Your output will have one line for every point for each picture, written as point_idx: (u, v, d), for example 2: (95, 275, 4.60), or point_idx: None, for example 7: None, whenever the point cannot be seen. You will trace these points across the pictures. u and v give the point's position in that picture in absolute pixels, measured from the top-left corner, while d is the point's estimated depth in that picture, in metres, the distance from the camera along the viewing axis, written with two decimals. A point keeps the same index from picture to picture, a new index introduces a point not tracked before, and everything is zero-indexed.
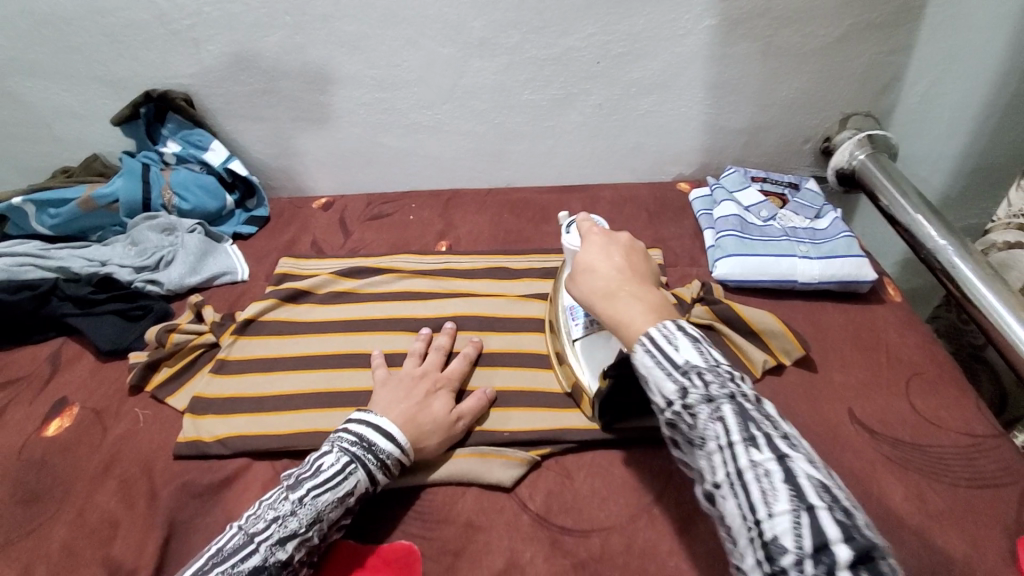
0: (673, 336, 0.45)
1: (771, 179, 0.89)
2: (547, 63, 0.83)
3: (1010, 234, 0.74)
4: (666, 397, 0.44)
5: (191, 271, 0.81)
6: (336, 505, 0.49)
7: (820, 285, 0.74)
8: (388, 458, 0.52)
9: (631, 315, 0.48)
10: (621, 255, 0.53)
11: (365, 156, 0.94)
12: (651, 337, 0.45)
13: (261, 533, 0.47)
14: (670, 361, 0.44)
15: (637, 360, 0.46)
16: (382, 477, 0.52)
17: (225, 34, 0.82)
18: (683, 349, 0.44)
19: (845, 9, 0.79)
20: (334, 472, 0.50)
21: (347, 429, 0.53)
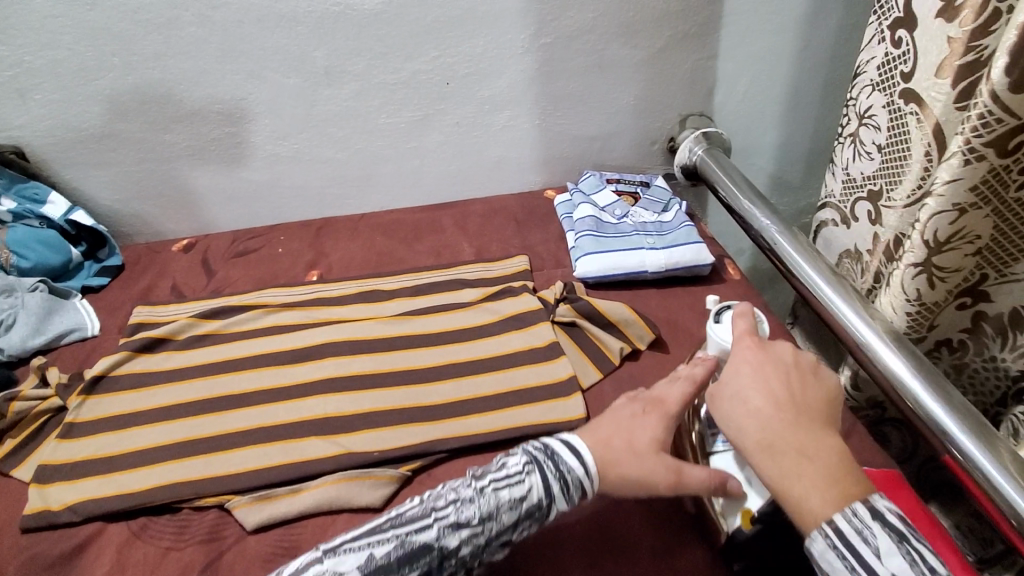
0: (869, 533, 0.39)
1: (624, 180, 0.96)
2: (397, 87, 0.85)
3: (829, 214, 0.77)
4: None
5: (35, 332, 0.76)
6: (513, 508, 0.46)
7: (669, 272, 0.80)
8: (570, 474, 0.48)
9: (802, 487, 0.42)
10: (779, 385, 0.48)
11: (225, 192, 0.92)
12: (838, 529, 0.40)
13: (438, 513, 0.45)
14: (867, 568, 0.39)
15: (816, 549, 0.40)
16: (563, 498, 0.47)
17: (50, 80, 0.77)
18: (887, 559, 0.39)
19: (664, 22, 0.88)
20: (517, 473, 0.48)
21: (541, 439, 0.51)
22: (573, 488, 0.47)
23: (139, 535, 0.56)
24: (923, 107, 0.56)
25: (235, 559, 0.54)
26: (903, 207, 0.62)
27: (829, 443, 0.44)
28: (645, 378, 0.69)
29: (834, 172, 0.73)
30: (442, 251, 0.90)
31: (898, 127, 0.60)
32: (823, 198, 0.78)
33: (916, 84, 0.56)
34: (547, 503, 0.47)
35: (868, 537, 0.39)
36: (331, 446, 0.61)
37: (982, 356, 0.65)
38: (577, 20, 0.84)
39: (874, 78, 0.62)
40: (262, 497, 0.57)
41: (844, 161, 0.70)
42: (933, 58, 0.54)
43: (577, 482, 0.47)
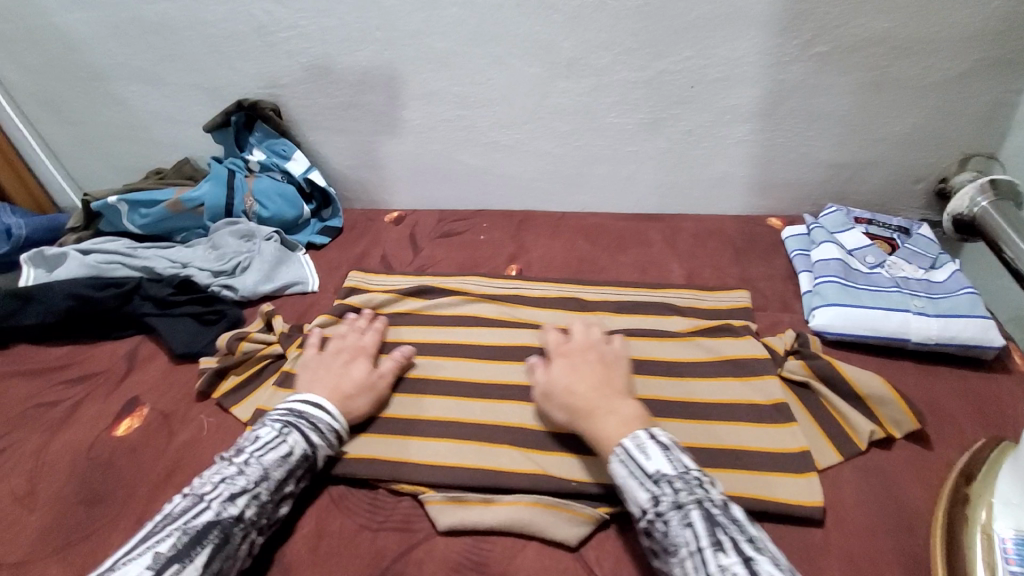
0: (644, 446, 0.47)
1: (877, 222, 0.81)
2: (636, 85, 0.79)
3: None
4: (639, 505, 0.45)
5: (265, 278, 0.82)
6: (283, 464, 0.52)
7: (937, 347, 0.65)
8: (321, 424, 0.56)
9: (606, 431, 0.50)
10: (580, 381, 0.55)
11: (440, 172, 0.93)
12: (624, 446, 0.48)
13: (211, 493, 0.49)
14: (642, 470, 0.46)
15: (614, 470, 0.48)
16: (324, 440, 0.56)
17: (317, 47, 0.83)
18: (654, 459, 0.46)
19: (982, 37, 0.70)
20: (272, 436, 0.53)
21: (286, 405, 0.57)
22: (332, 431, 0.57)
23: (335, 504, 0.57)
24: None
25: (423, 558, 0.52)
26: None
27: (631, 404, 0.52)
28: (896, 474, 0.55)
29: None
30: (647, 269, 0.83)
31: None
32: None
33: None
34: (313, 449, 0.55)
35: (643, 447, 0.47)
36: (524, 461, 0.57)
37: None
38: (868, 27, 0.71)
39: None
40: (455, 499, 0.55)
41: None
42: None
43: (335, 427, 0.57)
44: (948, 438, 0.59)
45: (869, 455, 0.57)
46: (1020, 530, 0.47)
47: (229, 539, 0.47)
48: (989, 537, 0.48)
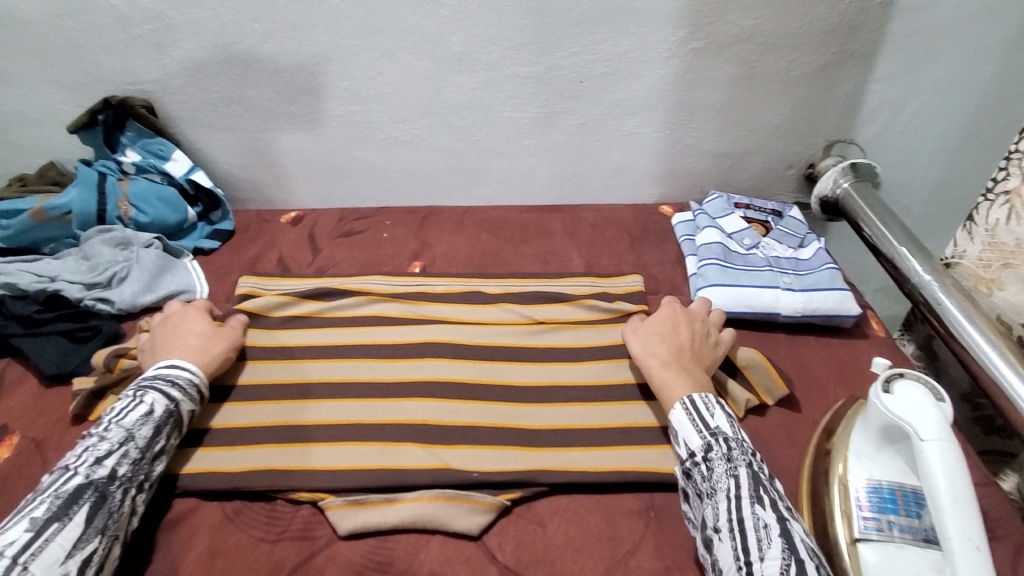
0: (712, 406, 0.53)
1: (755, 207, 0.88)
2: (528, 80, 0.80)
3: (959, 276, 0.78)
4: (690, 448, 0.51)
5: (146, 288, 0.77)
6: (147, 422, 0.53)
7: (803, 318, 0.72)
8: (180, 380, 0.57)
9: (676, 384, 0.56)
10: (663, 346, 0.60)
11: (338, 169, 0.91)
12: (694, 399, 0.54)
13: (75, 461, 0.49)
14: (705, 422, 0.52)
15: (675, 415, 0.54)
16: (186, 395, 0.56)
17: (190, 40, 0.77)
18: (717, 417, 0.52)
19: (830, 37, 0.78)
20: (129, 401, 0.54)
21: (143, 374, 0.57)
22: (193, 385, 0.58)
23: (231, 520, 0.54)
24: None
25: (325, 563, 0.51)
26: None
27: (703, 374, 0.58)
28: (770, 437, 0.61)
29: (971, 232, 0.75)
30: (549, 259, 0.85)
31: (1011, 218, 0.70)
32: (949, 257, 0.80)
33: None
34: (177, 405, 0.55)
35: (709, 407, 0.53)
36: (428, 457, 0.57)
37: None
38: (735, 26, 0.76)
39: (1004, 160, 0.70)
40: (357, 502, 0.54)
41: (991, 221, 0.72)
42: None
43: (196, 382, 0.58)
44: (813, 400, 0.65)
45: (746, 423, 0.63)
46: (871, 478, 0.51)
47: (106, 497, 0.48)
48: (846, 487, 0.52)
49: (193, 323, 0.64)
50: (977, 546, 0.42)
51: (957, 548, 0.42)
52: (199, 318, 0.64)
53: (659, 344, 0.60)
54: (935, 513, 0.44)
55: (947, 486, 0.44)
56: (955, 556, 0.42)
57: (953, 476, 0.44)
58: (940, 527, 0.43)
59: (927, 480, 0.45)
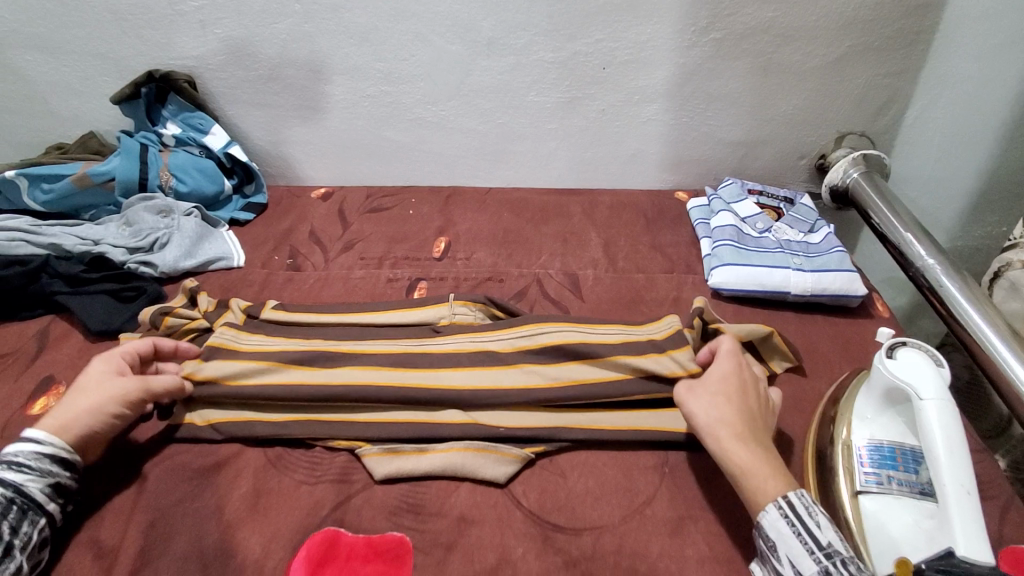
0: (813, 510, 0.46)
1: (767, 193, 0.91)
2: (553, 65, 0.84)
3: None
4: (803, 573, 0.44)
5: (186, 254, 0.81)
6: None
7: (812, 297, 0.75)
8: (18, 457, 0.50)
9: (762, 470, 0.48)
10: (735, 411, 0.52)
11: (367, 148, 0.94)
12: (793, 504, 0.46)
13: None
14: (812, 538, 0.45)
15: (774, 524, 0.46)
16: (29, 473, 0.50)
17: (233, 18, 0.81)
18: (826, 531, 0.45)
19: (846, 31, 0.81)
20: None
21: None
22: (44, 458, 0.51)
23: (272, 464, 0.58)
24: None
25: (361, 505, 0.55)
26: None
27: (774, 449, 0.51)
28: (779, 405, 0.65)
29: None
30: (568, 238, 0.88)
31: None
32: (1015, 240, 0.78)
33: None
34: (15, 489, 0.49)
35: (813, 513, 0.46)
36: (457, 413, 0.60)
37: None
38: (754, 17, 0.79)
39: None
40: (390, 450, 0.58)
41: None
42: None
43: (43, 453, 0.51)
44: (819, 372, 0.69)
45: None
46: (873, 438, 0.55)
47: None
48: (850, 447, 0.55)
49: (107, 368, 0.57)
50: (968, 491, 0.45)
51: (950, 493, 0.45)
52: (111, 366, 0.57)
53: (733, 411, 0.52)
54: (932, 463, 0.47)
55: (943, 439, 0.47)
56: (947, 500, 0.45)
57: (949, 431, 0.48)
58: (935, 475, 0.47)
59: (926, 435, 0.48)
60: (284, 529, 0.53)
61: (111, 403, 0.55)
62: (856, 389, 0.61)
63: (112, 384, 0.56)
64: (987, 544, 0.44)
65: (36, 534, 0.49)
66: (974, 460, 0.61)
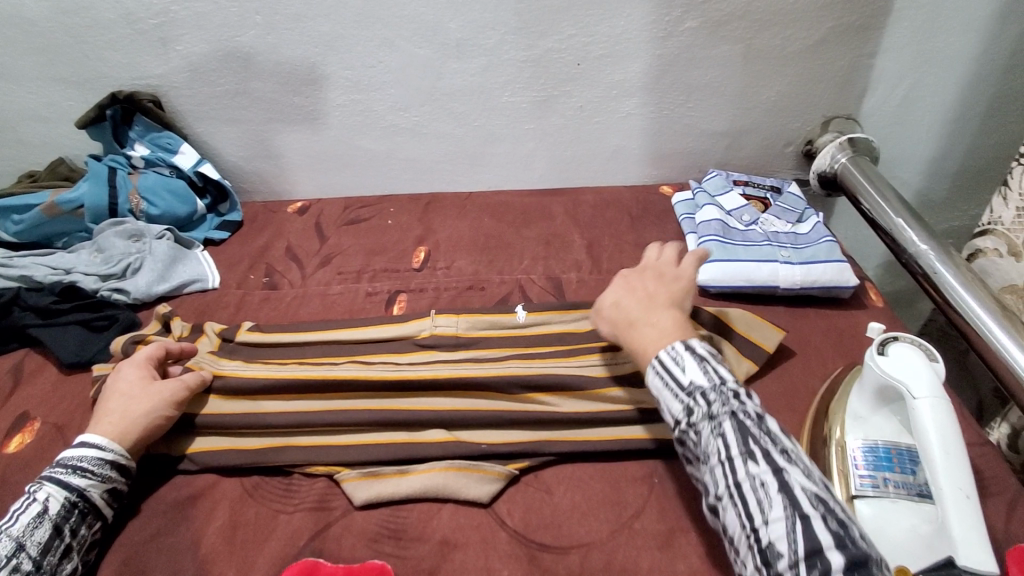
0: (679, 357, 0.47)
1: (753, 183, 0.89)
2: (526, 64, 0.81)
3: (991, 242, 0.75)
4: (674, 415, 0.46)
5: (160, 278, 0.79)
6: (40, 523, 0.48)
7: (802, 290, 0.73)
8: (79, 463, 0.52)
9: (648, 341, 0.50)
10: (627, 303, 0.55)
11: (342, 158, 0.92)
12: (660, 360, 0.47)
13: None
14: (676, 383, 0.46)
15: (650, 383, 0.48)
16: (92, 479, 0.52)
17: (194, 33, 0.79)
18: (689, 371, 0.46)
19: (826, 12, 0.78)
20: (25, 502, 0.50)
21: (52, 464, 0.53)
22: (105, 463, 0.53)
23: (249, 494, 0.57)
24: None
25: (341, 533, 0.53)
26: None
27: (675, 321, 0.51)
28: (771, 406, 0.63)
29: (1006, 197, 0.72)
30: (551, 241, 0.86)
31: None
32: (982, 224, 0.77)
33: None
34: (79, 494, 0.51)
35: (679, 360, 0.47)
36: (439, 431, 0.59)
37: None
38: (729, 4, 0.77)
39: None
40: (371, 474, 0.56)
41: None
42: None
43: (106, 459, 0.53)
44: (811, 368, 0.67)
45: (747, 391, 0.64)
46: (867, 439, 0.53)
47: None
48: (844, 449, 0.54)
49: (131, 379, 0.58)
50: (967, 496, 0.43)
51: (949, 497, 0.44)
52: (139, 376, 0.58)
53: (623, 296, 0.56)
54: (928, 466, 0.45)
55: (938, 439, 0.45)
56: (945, 505, 0.44)
57: (945, 430, 0.46)
58: (932, 478, 0.45)
59: (921, 436, 0.46)
60: (260, 561, 0.51)
61: (163, 405, 0.57)
62: (849, 386, 0.59)
63: (154, 390, 0.57)
64: (989, 550, 0.42)
65: (91, 536, 0.51)
66: (973, 453, 0.59)
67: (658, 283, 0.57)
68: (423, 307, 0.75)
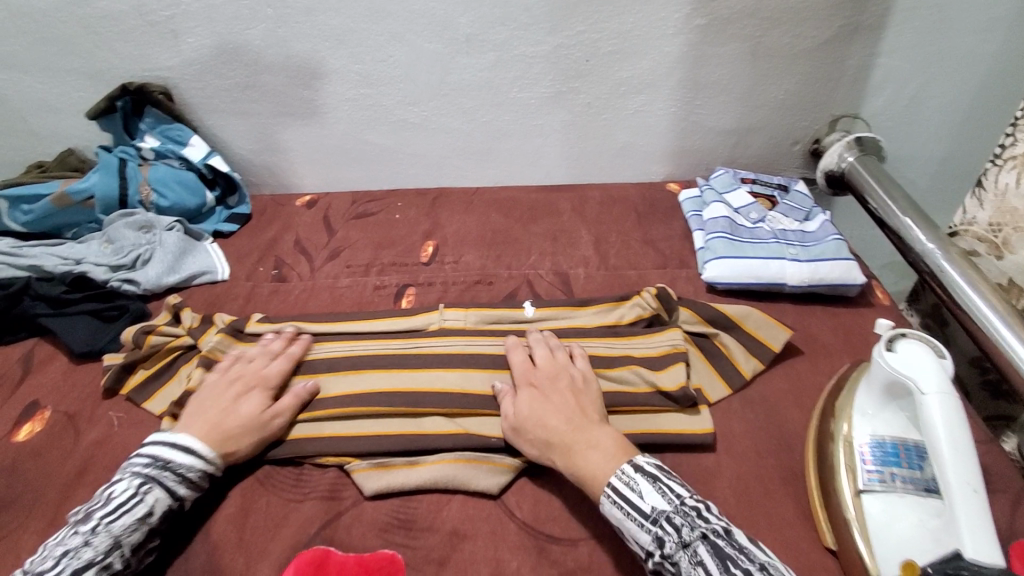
0: (634, 482, 0.48)
1: (761, 181, 0.89)
2: (535, 59, 0.82)
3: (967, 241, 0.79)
4: (644, 546, 0.45)
5: (170, 270, 0.79)
6: (139, 527, 0.48)
7: (809, 288, 0.73)
8: (187, 473, 0.51)
9: (594, 467, 0.50)
10: (552, 420, 0.54)
11: (350, 152, 0.92)
12: (614, 487, 0.48)
13: (52, 570, 0.44)
14: (638, 511, 0.47)
15: (607, 512, 0.48)
16: (191, 488, 0.52)
17: (205, 26, 0.79)
18: (648, 496, 0.47)
19: (835, 10, 0.78)
20: (127, 497, 0.49)
21: (141, 453, 0.52)
22: (205, 475, 0.53)
23: (260, 483, 0.57)
24: None
25: (351, 522, 0.54)
26: None
27: (606, 434, 0.53)
28: (778, 403, 0.63)
29: (981, 198, 0.76)
30: (558, 236, 0.86)
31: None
32: (955, 224, 0.81)
33: None
34: (179, 501, 0.51)
35: (634, 486, 0.48)
36: (448, 424, 0.59)
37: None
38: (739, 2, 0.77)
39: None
40: (381, 464, 0.56)
41: (1000, 185, 0.73)
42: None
43: (208, 471, 0.53)
44: (818, 366, 0.67)
45: (754, 387, 0.65)
46: (875, 435, 0.53)
47: None
48: (851, 446, 0.54)
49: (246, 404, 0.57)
50: (974, 489, 0.44)
51: (956, 492, 0.44)
52: (253, 404, 0.57)
53: (541, 413, 0.55)
54: (936, 461, 0.45)
55: (946, 434, 0.45)
56: (952, 498, 0.44)
57: (952, 426, 0.46)
58: (940, 472, 0.45)
59: (929, 430, 0.47)
60: (272, 549, 0.52)
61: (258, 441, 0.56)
62: (856, 383, 0.59)
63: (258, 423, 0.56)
64: (995, 545, 0.42)
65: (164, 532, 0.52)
66: (980, 450, 0.59)
67: (572, 393, 0.57)
68: (431, 301, 0.76)
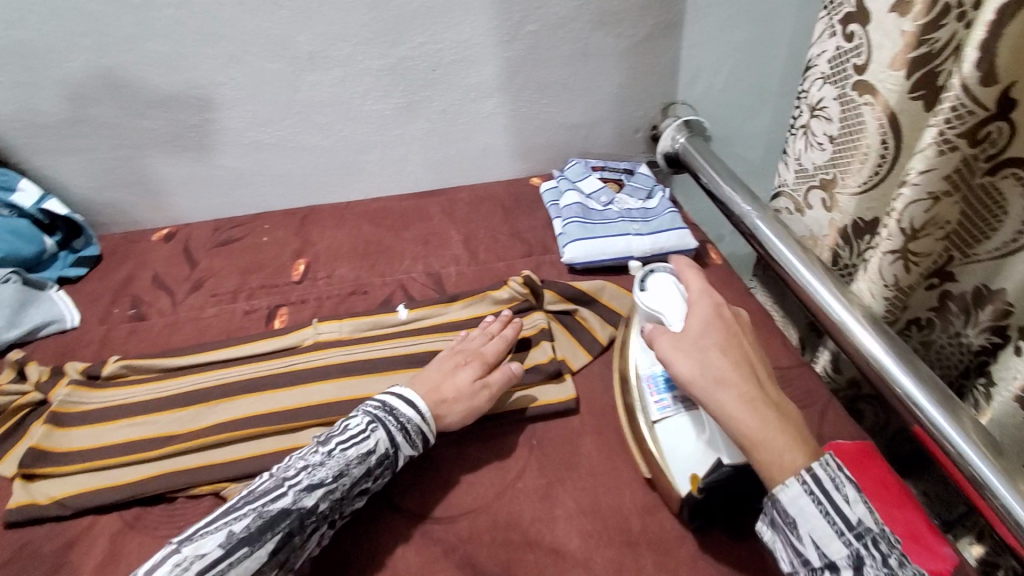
0: (841, 481, 0.43)
1: (609, 167, 0.98)
2: (382, 72, 0.84)
3: (786, 202, 0.75)
4: (829, 556, 0.42)
5: (10, 325, 0.74)
6: (362, 461, 0.52)
7: (653, 257, 0.82)
8: (409, 423, 0.55)
9: (771, 443, 0.45)
10: (728, 365, 0.49)
11: (206, 180, 0.90)
12: (815, 475, 0.43)
13: (294, 480, 0.50)
14: (841, 517, 0.42)
15: (786, 498, 0.43)
16: (405, 441, 0.55)
17: (19, 63, 0.75)
18: (856, 506, 0.42)
19: (647, 11, 0.88)
20: (359, 430, 0.54)
21: (372, 397, 0.58)
22: (415, 432, 0.56)
23: (131, 526, 0.56)
24: (877, 98, 0.55)
25: None
26: (857, 193, 0.61)
27: (791, 413, 0.47)
28: None
29: (787, 162, 0.73)
30: (429, 239, 0.89)
31: (852, 119, 0.59)
32: (778, 185, 0.78)
33: (868, 77, 0.56)
34: (393, 450, 0.54)
35: (840, 485, 0.43)
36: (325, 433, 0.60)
37: (948, 333, 0.60)
38: (562, 8, 0.84)
39: (826, 71, 0.62)
40: None
41: (797, 152, 0.71)
42: (886, 50, 0.53)
43: (418, 428, 0.56)
44: None
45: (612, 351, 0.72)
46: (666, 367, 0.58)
47: (300, 529, 0.48)
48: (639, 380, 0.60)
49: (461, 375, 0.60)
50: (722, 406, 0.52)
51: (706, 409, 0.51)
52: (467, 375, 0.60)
53: (718, 355, 0.50)
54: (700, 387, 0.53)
55: None
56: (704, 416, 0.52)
57: None
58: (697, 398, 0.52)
59: None
60: None
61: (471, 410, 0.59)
62: None
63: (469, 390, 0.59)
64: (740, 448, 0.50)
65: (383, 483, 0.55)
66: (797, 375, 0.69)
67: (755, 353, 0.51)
68: (305, 318, 0.76)
